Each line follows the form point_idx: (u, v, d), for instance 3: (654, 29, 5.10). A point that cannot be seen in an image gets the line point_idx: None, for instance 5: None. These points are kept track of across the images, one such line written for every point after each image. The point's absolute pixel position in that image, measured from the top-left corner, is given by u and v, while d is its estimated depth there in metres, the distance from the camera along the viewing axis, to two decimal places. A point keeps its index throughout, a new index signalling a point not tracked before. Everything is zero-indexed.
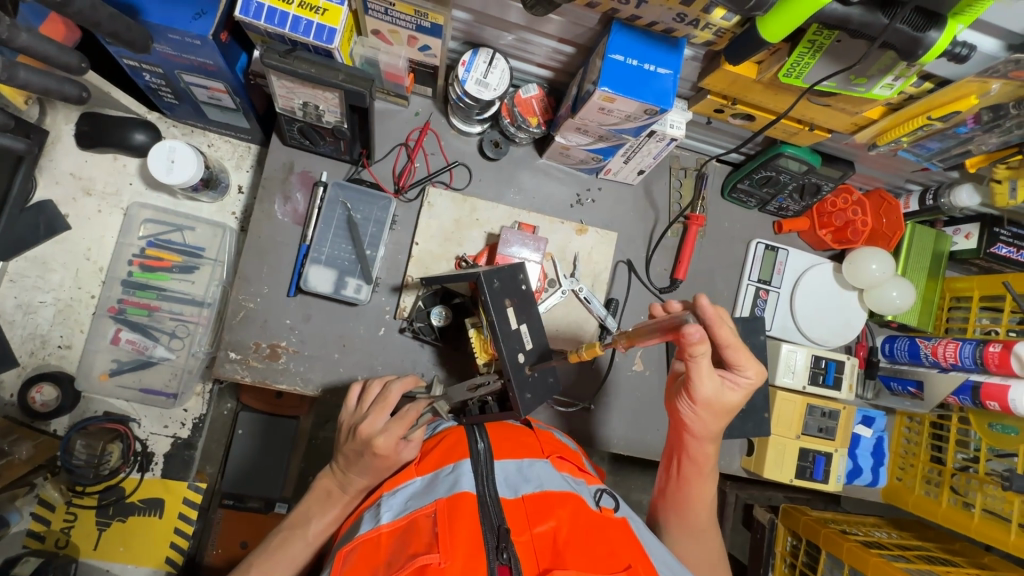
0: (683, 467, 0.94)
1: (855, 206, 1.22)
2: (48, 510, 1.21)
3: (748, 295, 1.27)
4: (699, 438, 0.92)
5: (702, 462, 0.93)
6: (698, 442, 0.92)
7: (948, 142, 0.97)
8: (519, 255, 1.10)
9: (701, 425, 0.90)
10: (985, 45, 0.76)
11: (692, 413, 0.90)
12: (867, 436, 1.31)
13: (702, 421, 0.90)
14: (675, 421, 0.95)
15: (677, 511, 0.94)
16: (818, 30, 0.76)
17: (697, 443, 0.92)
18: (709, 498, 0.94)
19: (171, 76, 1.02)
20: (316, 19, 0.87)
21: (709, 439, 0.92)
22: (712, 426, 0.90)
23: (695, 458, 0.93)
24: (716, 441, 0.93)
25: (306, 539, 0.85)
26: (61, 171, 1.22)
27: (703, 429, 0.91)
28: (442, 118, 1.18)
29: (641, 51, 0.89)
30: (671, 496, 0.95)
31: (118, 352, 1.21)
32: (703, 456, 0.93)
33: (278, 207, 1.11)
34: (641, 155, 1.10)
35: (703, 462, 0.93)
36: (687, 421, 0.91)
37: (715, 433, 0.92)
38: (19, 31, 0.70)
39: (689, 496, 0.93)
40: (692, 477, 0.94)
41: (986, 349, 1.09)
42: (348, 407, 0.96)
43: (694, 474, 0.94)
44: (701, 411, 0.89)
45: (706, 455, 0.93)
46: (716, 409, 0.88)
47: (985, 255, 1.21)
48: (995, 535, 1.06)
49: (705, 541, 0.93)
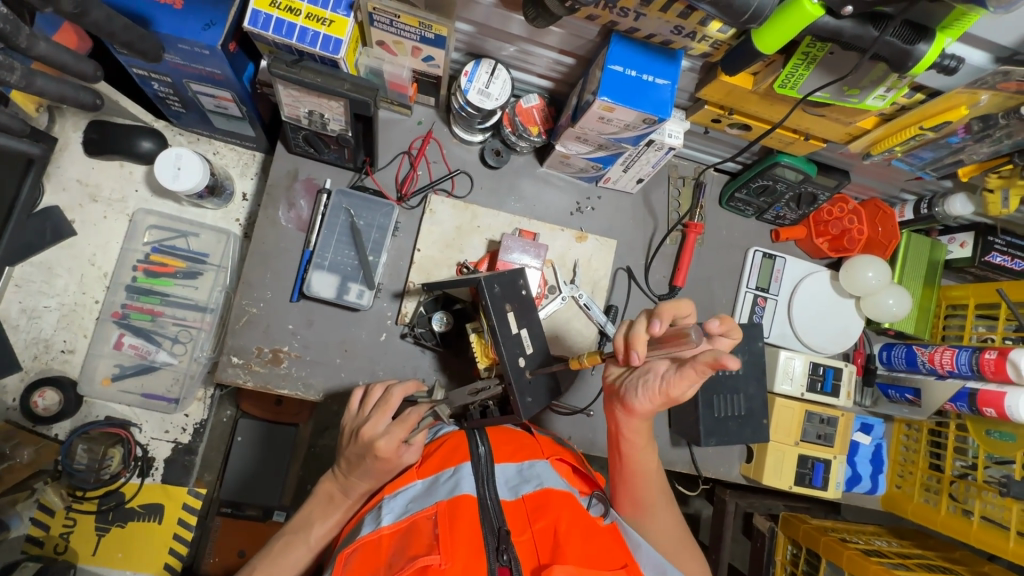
0: (622, 445, 0.91)
1: (851, 214, 1.24)
2: (47, 515, 1.22)
3: (746, 303, 1.28)
4: (633, 415, 0.87)
5: (637, 438, 0.89)
6: (631, 420, 0.87)
7: (941, 152, 0.99)
8: (520, 262, 1.11)
9: (639, 403, 0.85)
10: (974, 57, 0.79)
11: (632, 391, 0.85)
12: (865, 444, 1.30)
13: (641, 403, 0.85)
14: (613, 394, 0.90)
15: (628, 491, 0.91)
16: (811, 42, 0.78)
17: (630, 420, 0.88)
18: (652, 471, 0.91)
19: (179, 85, 1.04)
20: (323, 30, 0.89)
21: (642, 417, 0.87)
22: (655, 410, 0.85)
23: (630, 436, 0.89)
24: (649, 418, 0.88)
25: (309, 544, 0.86)
26: (67, 177, 1.24)
27: (642, 408, 0.85)
28: (444, 127, 1.20)
29: (639, 62, 0.91)
30: (618, 477, 0.92)
31: (120, 357, 1.22)
32: (637, 433, 0.89)
33: (282, 214, 1.13)
34: (640, 164, 1.12)
35: (638, 438, 0.89)
36: (628, 399, 0.86)
37: (653, 412, 0.86)
38: (38, 41, 0.73)
39: (639, 475, 0.90)
40: (633, 455, 0.90)
41: (982, 356, 1.10)
42: (350, 412, 0.96)
43: (633, 453, 0.90)
44: (654, 394, 0.83)
45: (638, 430, 0.89)
46: (664, 396, 0.83)
47: (980, 264, 1.23)
48: (993, 542, 1.06)
49: (664, 521, 0.91)
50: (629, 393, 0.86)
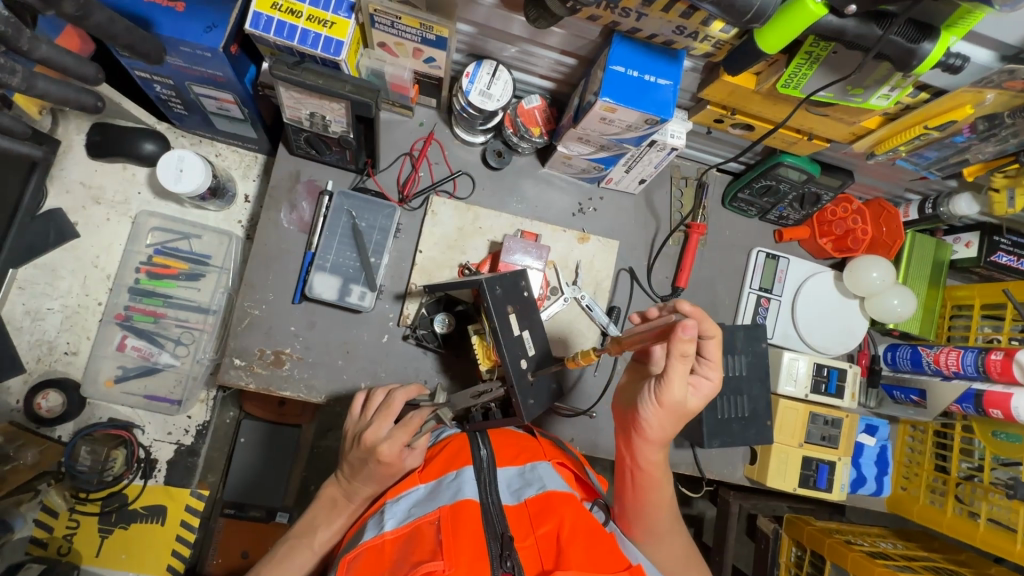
0: (636, 475, 0.89)
1: (855, 214, 1.23)
2: (51, 517, 1.23)
3: (750, 303, 1.27)
4: (650, 443, 0.86)
5: (653, 467, 0.88)
6: (647, 447, 0.87)
7: (945, 151, 0.98)
8: (522, 263, 1.11)
9: (652, 426, 0.84)
10: (979, 56, 0.78)
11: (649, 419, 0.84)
12: (870, 446, 1.29)
13: (657, 430, 0.85)
14: (628, 423, 0.89)
15: (640, 519, 0.89)
16: (814, 41, 0.77)
17: (647, 448, 0.87)
18: (666, 497, 0.90)
19: (181, 87, 1.04)
20: (324, 32, 0.89)
21: (659, 445, 0.87)
22: (669, 432, 0.86)
23: (646, 464, 0.88)
24: (665, 446, 0.88)
25: (312, 548, 0.86)
26: (71, 180, 1.25)
27: (658, 435, 0.85)
28: (446, 129, 1.20)
29: (641, 62, 0.91)
30: (631, 505, 0.90)
31: (124, 358, 1.22)
32: (653, 464, 0.88)
33: (284, 216, 1.13)
34: (642, 164, 1.12)
35: (654, 468, 0.88)
36: (644, 428, 0.85)
37: (667, 438, 0.87)
38: (40, 43, 0.73)
39: (652, 504, 0.89)
40: (647, 484, 0.88)
41: (988, 356, 1.09)
42: (352, 415, 0.96)
43: (647, 482, 0.88)
44: (658, 410, 0.83)
45: (654, 460, 0.88)
46: (666, 410, 0.83)
47: (986, 264, 1.22)
48: (1000, 545, 1.06)
49: (674, 546, 0.90)
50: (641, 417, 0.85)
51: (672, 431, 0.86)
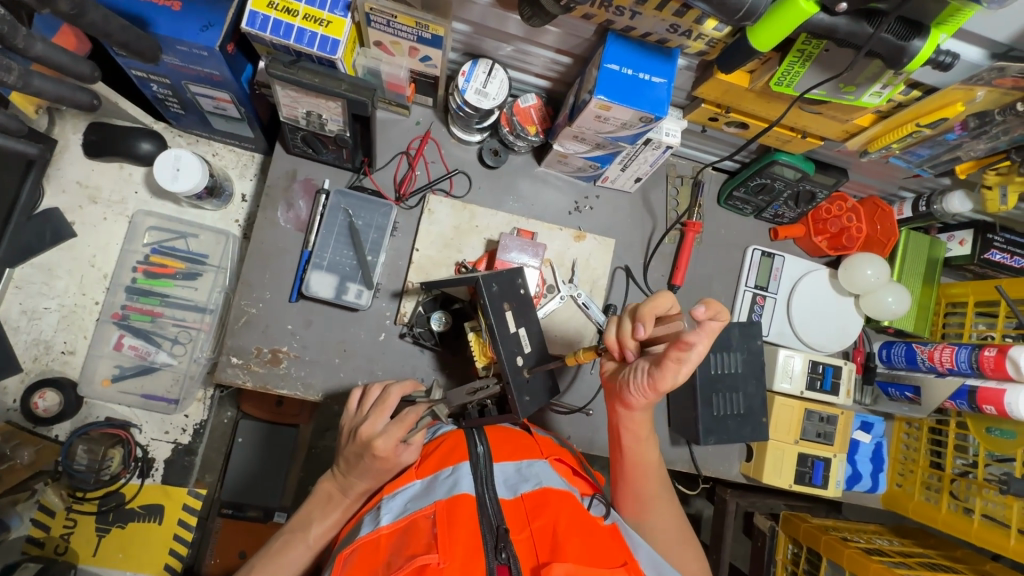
0: (623, 437, 0.91)
1: (850, 213, 1.24)
2: (48, 516, 1.23)
3: (745, 301, 1.28)
4: (632, 407, 0.87)
5: (639, 429, 0.89)
6: (630, 411, 0.87)
7: (938, 149, 0.99)
8: (518, 261, 1.12)
9: (634, 395, 0.84)
10: (970, 54, 0.78)
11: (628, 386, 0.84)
12: (865, 442, 1.30)
13: (638, 398, 0.84)
14: (613, 388, 0.90)
15: (631, 487, 0.91)
16: (806, 39, 0.78)
17: (629, 412, 0.88)
18: (654, 465, 0.92)
19: (177, 87, 1.04)
20: (320, 31, 0.90)
21: (642, 409, 0.87)
22: (651, 401, 0.84)
23: (631, 427, 0.89)
24: (649, 410, 0.88)
25: (308, 543, 0.86)
26: (67, 179, 1.25)
27: (641, 402, 0.85)
28: (443, 127, 1.21)
29: (635, 60, 0.91)
30: (620, 471, 0.92)
31: (120, 358, 1.22)
32: (639, 426, 0.89)
33: (281, 214, 1.13)
34: (637, 163, 1.12)
35: (640, 429, 0.90)
36: (625, 393, 0.85)
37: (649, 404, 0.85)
38: (36, 41, 0.73)
39: (639, 467, 0.90)
40: (634, 447, 0.90)
41: (982, 353, 1.10)
42: (348, 411, 0.97)
43: (634, 445, 0.90)
44: (646, 385, 0.81)
45: (639, 422, 0.89)
46: (652, 390, 0.81)
47: (980, 261, 1.23)
48: (994, 540, 1.06)
49: (665, 520, 0.90)
50: (624, 386, 0.84)
51: (654, 401, 0.84)
